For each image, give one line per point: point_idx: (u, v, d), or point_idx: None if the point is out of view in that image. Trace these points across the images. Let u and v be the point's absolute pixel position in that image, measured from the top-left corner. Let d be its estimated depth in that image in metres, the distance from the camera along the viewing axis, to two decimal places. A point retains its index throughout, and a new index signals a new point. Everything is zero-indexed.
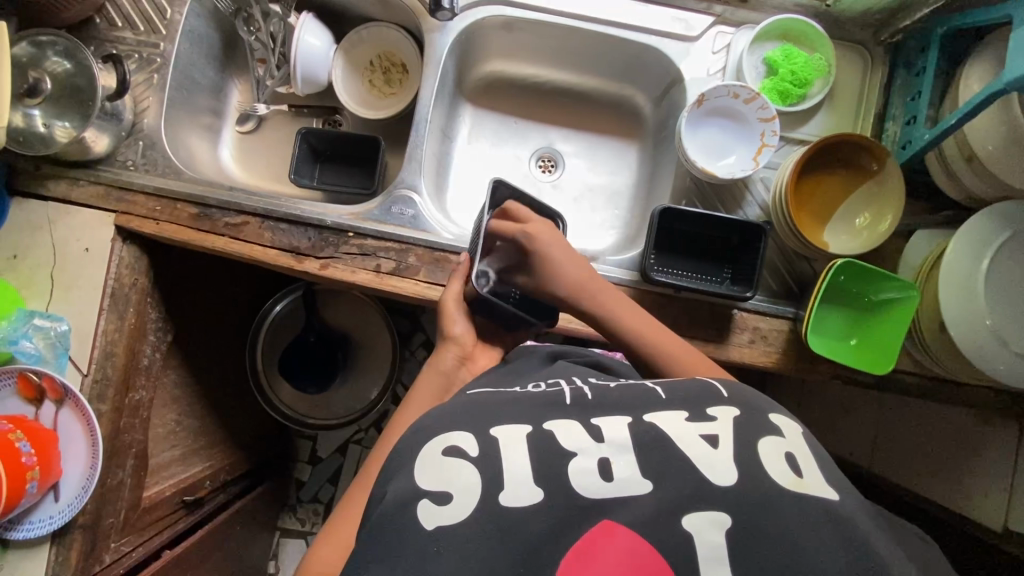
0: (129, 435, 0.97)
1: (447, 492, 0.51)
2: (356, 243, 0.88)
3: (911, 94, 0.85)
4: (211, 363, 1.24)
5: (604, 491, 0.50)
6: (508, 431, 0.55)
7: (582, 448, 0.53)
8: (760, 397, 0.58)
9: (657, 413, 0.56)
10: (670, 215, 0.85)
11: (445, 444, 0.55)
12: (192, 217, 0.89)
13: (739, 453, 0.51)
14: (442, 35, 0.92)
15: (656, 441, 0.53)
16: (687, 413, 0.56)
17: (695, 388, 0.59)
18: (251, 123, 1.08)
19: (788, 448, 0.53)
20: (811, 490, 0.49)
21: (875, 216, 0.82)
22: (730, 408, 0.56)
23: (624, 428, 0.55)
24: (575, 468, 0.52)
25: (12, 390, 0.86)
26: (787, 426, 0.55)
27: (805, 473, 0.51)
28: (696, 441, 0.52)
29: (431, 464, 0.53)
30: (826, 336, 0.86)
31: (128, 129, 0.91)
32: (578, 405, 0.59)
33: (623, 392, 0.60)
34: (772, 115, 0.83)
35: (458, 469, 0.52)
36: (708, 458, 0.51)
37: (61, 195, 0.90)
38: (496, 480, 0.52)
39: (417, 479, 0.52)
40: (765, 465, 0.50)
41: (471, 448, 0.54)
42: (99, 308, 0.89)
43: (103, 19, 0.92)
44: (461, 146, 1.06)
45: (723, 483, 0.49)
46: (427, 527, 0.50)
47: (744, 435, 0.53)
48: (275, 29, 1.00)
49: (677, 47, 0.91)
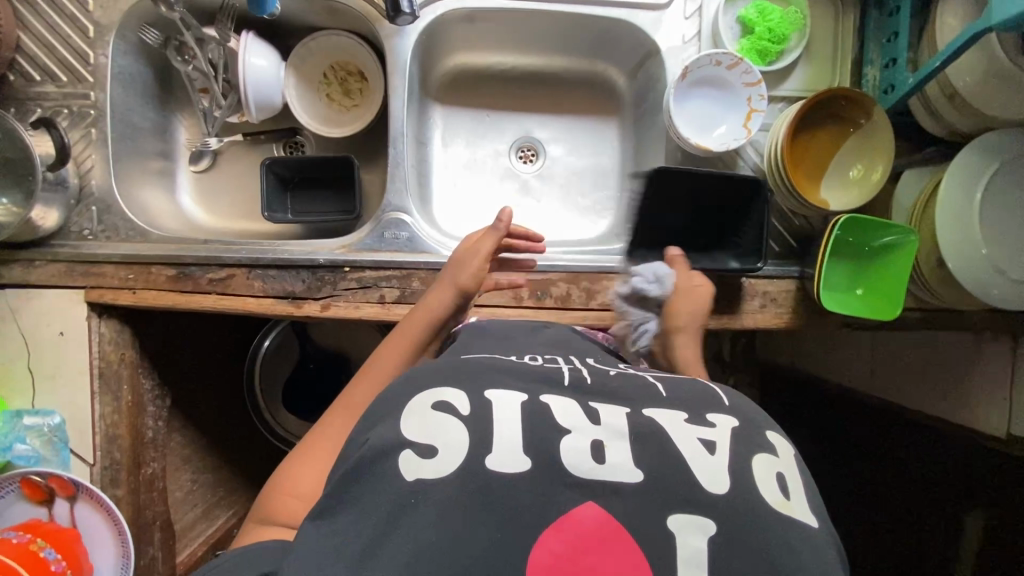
0: (151, 509, 0.94)
1: (433, 446, 0.50)
2: (354, 276, 0.84)
3: (887, 36, 0.84)
4: (213, 414, 1.18)
5: (596, 472, 0.49)
6: (504, 397, 0.55)
7: (577, 427, 0.53)
8: (759, 414, 0.58)
9: (656, 409, 0.56)
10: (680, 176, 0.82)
11: (436, 398, 0.54)
12: (171, 279, 0.83)
13: (735, 462, 0.51)
14: (402, 40, 0.85)
15: (653, 432, 0.53)
16: (687, 416, 0.56)
17: (698, 393, 0.60)
18: (206, 160, 0.99)
19: (780, 468, 0.52)
20: (794, 513, 0.49)
21: (867, 167, 0.83)
22: (730, 417, 0.56)
23: (622, 417, 0.55)
24: (566, 445, 0.51)
25: (16, 495, 0.81)
26: (781, 445, 0.56)
27: (793, 497, 0.51)
28: (695, 445, 0.52)
29: (419, 417, 0.53)
30: (833, 289, 0.87)
31: (77, 195, 0.82)
32: (578, 388, 0.58)
33: (623, 382, 0.61)
34: (758, 80, 0.81)
35: (445, 425, 0.52)
36: (706, 462, 0.51)
37: (18, 281, 0.82)
38: (485, 439, 0.51)
39: (402, 429, 0.51)
40: (758, 485, 0.50)
41: (463, 406, 0.53)
42: (91, 392, 0.84)
43: (17, 75, 0.81)
44: (437, 151, 1.01)
45: (716, 490, 0.49)
46: (409, 478, 0.49)
47: (740, 444, 0.53)
48: (214, 55, 0.91)
49: (648, 18, 0.87)
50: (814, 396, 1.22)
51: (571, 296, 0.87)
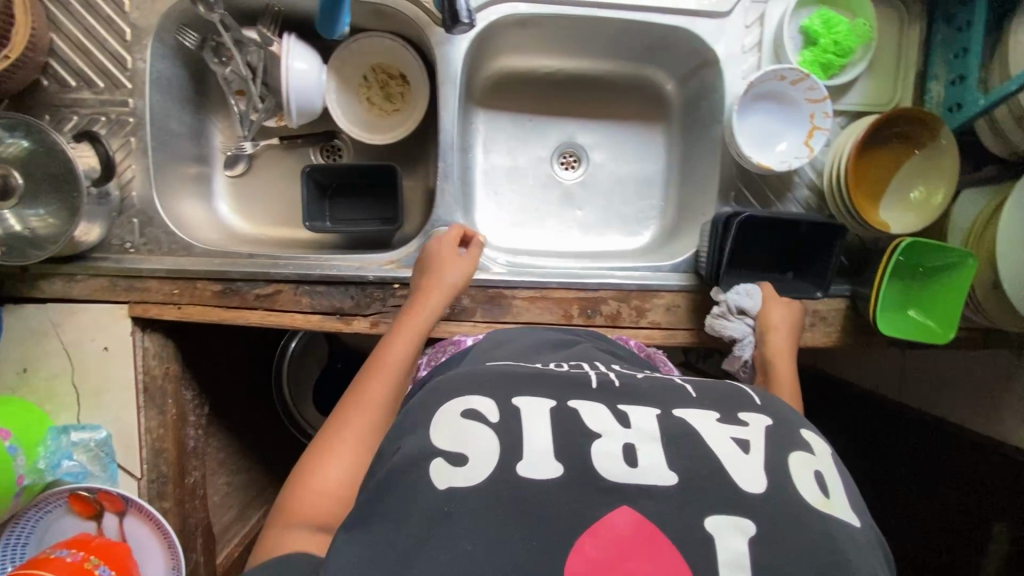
0: (194, 517, 0.94)
1: (462, 454, 0.48)
2: (404, 293, 0.82)
3: (955, 52, 0.82)
4: (247, 418, 1.17)
5: (631, 475, 0.47)
6: (532, 403, 0.52)
7: (607, 430, 0.50)
8: (791, 411, 0.56)
9: (688, 410, 0.53)
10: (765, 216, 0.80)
11: (464, 406, 0.52)
12: (217, 295, 0.81)
13: (771, 462, 0.48)
14: (452, 47, 0.81)
15: (688, 435, 0.50)
16: (719, 415, 0.53)
17: (727, 393, 0.57)
18: (241, 165, 0.96)
19: (818, 466, 0.50)
20: (837, 513, 0.47)
21: (929, 190, 0.81)
22: (762, 415, 0.54)
23: (652, 419, 0.52)
24: (597, 448, 0.49)
25: (64, 509, 0.80)
26: (816, 443, 0.53)
27: (832, 493, 0.48)
28: (729, 445, 0.50)
29: (448, 425, 0.50)
30: (885, 310, 0.85)
31: (118, 207, 0.80)
32: (604, 390, 0.55)
33: (652, 385, 0.58)
34: (824, 96, 0.79)
35: (474, 433, 0.49)
36: (741, 461, 0.48)
37: (60, 295, 0.80)
38: (515, 446, 0.48)
39: (432, 439, 0.49)
40: (795, 483, 0.47)
41: (490, 413, 0.51)
42: (136, 407, 0.82)
43: (51, 79, 0.78)
44: (478, 158, 0.98)
45: (752, 489, 0.46)
46: (440, 486, 0.46)
47: (773, 444, 0.50)
48: (253, 58, 0.86)
49: (709, 27, 0.84)
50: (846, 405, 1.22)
51: (621, 314, 0.85)
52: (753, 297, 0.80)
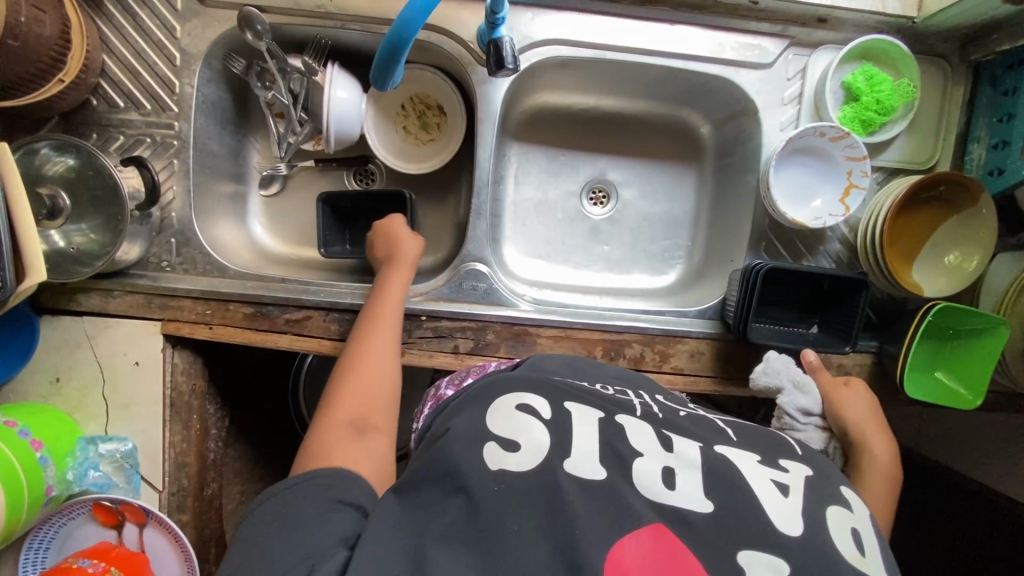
0: (209, 528, 0.95)
1: (515, 441, 0.54)
2: (430, 326, 0.83)
3: (999, 116, 0.81)
4: (263, 429, 1.18)
5: (666, 496, 0.51)
6: (582, 410, 0.58)
7: (649, 451, 0.55)
8: (834, 469, 0.59)
9: (728, 447, 0.58)
10: (795, 270, 0.79)
11: (520, 401, 0.59)
12: (248, 317, 0.82)
13: (806, 508, 0.51)
14: (493, 87, 0.83)
15: (723, 463, 0.55)
16: (760, 458, 0.57)
17: (767, 441, 0.61)
18: (276, 185, 0.97)
19: (854, 523, 0.52)
20: (870, 572, 0.48)
21: (964, 256, 0.80)
22: (803, 465, 0.58)
23: (695, 449, 0.56)
24: (637, 464, 0.53)
25: (87, 517, 0.82)
26: (855, 501, 0.55)
27: (868, 552, 0.50)
28: (768, 486, 0.53)
29: (504, 415, 0.57)
30: (913, 371, 0.84)
31: (158, 226, 0.82)
32: (650, 418, 0.61)
33: (694, 422, 0.62)
34: (863, 155, 0.78)
35: (529, 428, 0.55)
36: (778, 501, 0.51)
37: (96, 309, 0.82)
38: (564, 445, 0.54)
39: (487, 425, 0.56)
40: (832, 535, 0.50)
41: (544, 411, 0.57)
42: (162, 421, 0.84)
43: (100, 99, 0.80)
44: (510, 189, 0.98)
45: (789, 533, 0.49)
46: (493, 467, 0.51)
47: (813, 495, 0.53)
48: (296, 86, 0.87)
49: (749, 77, 0.84)
50: None
51: (645, 358, 0.85)
52: (811, 396, 0.75)
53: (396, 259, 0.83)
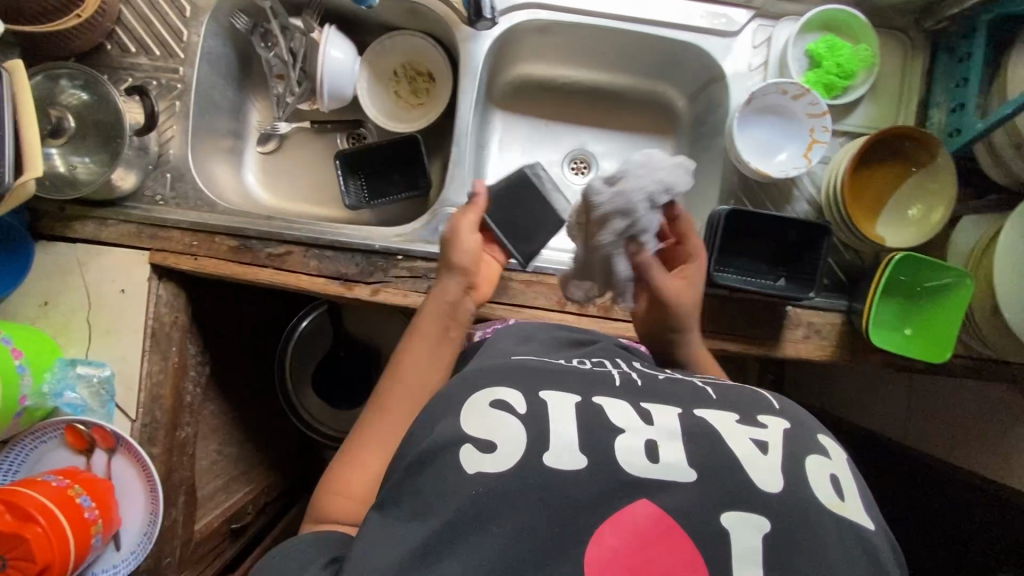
0: (179, 473, 0.95)
1: (492, 441, 0.50)
2: (406, 265, 0.86)
3: (956, 81, 0.85)
4: (244, 391, 1.20)
5: (650, 470, 0.48)
6: (558, 396, 0.53)
7: (631, 426, 0.51)
8: (809, 417, 0.56)
9: (708, 410, 0.54)
10: (739, 216, 0.83)
11: (493, 396, 0.53)
12: (232, 250, 0.86)
13: (789, 464, 0.50)
14: (476, 44, 0.89)
15: (706, 434, 0.51)
16: (738, 416, 0.54)
17: (745, 396, 0.57)
18: (273, 143, 1.03)
19: (833, 470, 0.51)
20: (850, 515, 0.49)
21: (927, 209, 0.83)
22: (782, 420, 0.54)
23: (674, 417, 0.53)
24: (620, 443, 0.50)
25: (59, 441, 0.83)
26: (833, 448, 0.54)
27: (847, 495, 0.50)
28: (746, 444, 0.51)
29: (478, 413, 0.52)
30: (882, 326, 0.85)
31: (155, 161, 0.87)
32: (628, 388, 0.56)
33: (673, 386, 0.58)
34: (823, 111, 0.82)
35: (503, 422, 0.51)
36: (759, 462, 0.49)
37: (90, 237, 0.86)
38: (543, 438, 0.50)
39: (462, 425, 0.51)
40: (812, 484, 0.49)
41: (519, 404, 0.52)
42: (141, 350, 0.86)
43: (114, 45, 0.87)
44: (494, 154, 1.03)
45: (769, 490, 0.48)
46: (470, 471, 0.49)
47: (792, 448, 0.51)
48: (295, 45, 0.94)
49: (718, 44, 0.89)
50: (854, 442, 1.18)
51: (615, 306, 0.87)
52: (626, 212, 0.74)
53: (436, 299, 0.75)
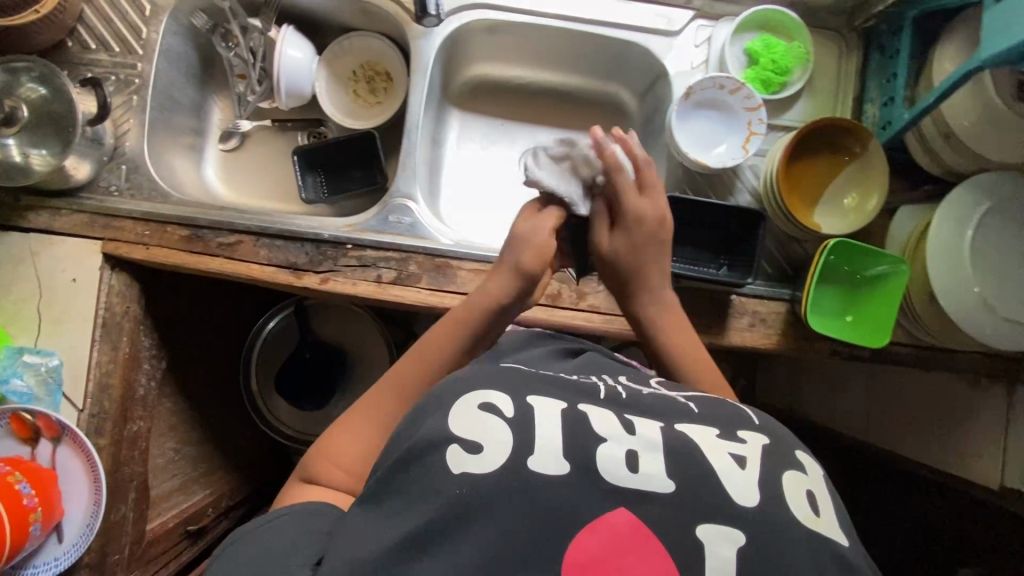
0: (129, 467, 0.93)
1: (479, 443, 0.49)
2: (355, 254, 0.87)
3: (886, 77, 0.88)
4: (205, 389, 1.19)
5: (630, 479, 0.48)
6: (544, 403, 0.53)
7: (613, 435, 0.51)
8: (787, 433, 0.57)
9: (689, 424, 0.54)
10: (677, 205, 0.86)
11: (482, 399, 0.52)
12: (183, 239, 0.87)
13: (766, 477, 0.50)
14: (427, 42, 0.92)
15: (687, 447, 0.51)
16: (718, 431, 0.54)
17: (727, 411, 0.57)
18: (234, 141, 1.05)
19: (809, 485, 0.52)
20: (825, 530, 0.49)
21: (862, 196, 0.85)
22: (761, 435, 0.54)
23: (657, 430, 0.52)
24: (603, 450, 0.49)
25: (5, 431, 0.83)
26: (810, 465, 0.54)
27: (822, 512, 0.50)
28: (726, 459, 0.51)
29: (467, 415, 0.51)
30: (822, 314, 0.87)
31: (110, 153, 0.89)
32: (612, 400, 0.56)
33: (658, 400, 0.57)
34: (758, 104, 0.85)
35: (491, 427, 0.50)
36: (737, 477, 0.49)
37: (43, 227, 0.88)
38: (527, 445, 0.49)
39: (450, 424, 0.50)
40: (788, 500, 0.49)
41: (506, 407, 0.51)
42: (91, 339, 0.87)
43: (75, 41, 0.90)
44: (450, 151, 1.06)
45: (746, 505, 0.48)
46: (455, 471, 0.48)
47: (770, 463, 0.51)
48: (255, 43, 0.98)
49: (660, 43, 0.92)
50: None
51: (562, 295, 0.88)
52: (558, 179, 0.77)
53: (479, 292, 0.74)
